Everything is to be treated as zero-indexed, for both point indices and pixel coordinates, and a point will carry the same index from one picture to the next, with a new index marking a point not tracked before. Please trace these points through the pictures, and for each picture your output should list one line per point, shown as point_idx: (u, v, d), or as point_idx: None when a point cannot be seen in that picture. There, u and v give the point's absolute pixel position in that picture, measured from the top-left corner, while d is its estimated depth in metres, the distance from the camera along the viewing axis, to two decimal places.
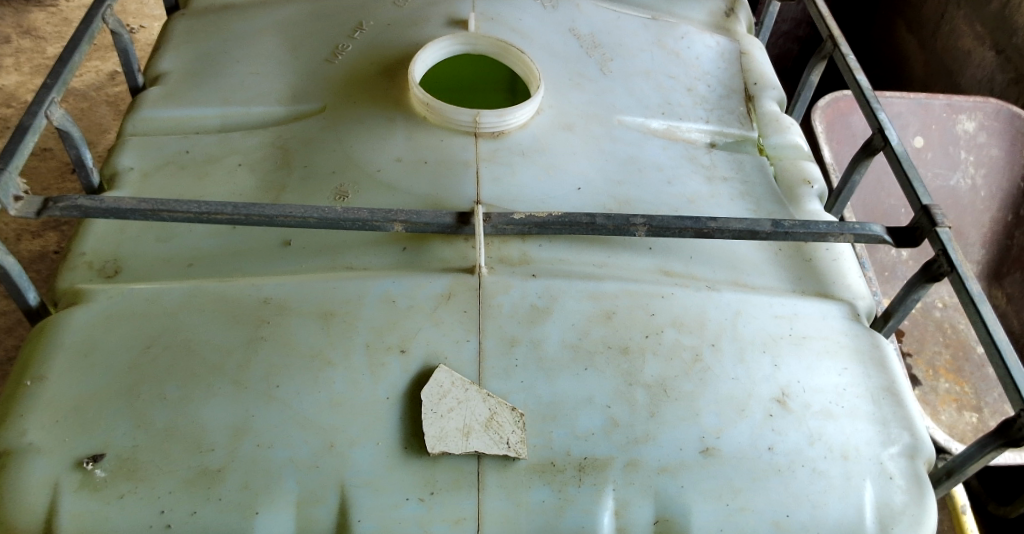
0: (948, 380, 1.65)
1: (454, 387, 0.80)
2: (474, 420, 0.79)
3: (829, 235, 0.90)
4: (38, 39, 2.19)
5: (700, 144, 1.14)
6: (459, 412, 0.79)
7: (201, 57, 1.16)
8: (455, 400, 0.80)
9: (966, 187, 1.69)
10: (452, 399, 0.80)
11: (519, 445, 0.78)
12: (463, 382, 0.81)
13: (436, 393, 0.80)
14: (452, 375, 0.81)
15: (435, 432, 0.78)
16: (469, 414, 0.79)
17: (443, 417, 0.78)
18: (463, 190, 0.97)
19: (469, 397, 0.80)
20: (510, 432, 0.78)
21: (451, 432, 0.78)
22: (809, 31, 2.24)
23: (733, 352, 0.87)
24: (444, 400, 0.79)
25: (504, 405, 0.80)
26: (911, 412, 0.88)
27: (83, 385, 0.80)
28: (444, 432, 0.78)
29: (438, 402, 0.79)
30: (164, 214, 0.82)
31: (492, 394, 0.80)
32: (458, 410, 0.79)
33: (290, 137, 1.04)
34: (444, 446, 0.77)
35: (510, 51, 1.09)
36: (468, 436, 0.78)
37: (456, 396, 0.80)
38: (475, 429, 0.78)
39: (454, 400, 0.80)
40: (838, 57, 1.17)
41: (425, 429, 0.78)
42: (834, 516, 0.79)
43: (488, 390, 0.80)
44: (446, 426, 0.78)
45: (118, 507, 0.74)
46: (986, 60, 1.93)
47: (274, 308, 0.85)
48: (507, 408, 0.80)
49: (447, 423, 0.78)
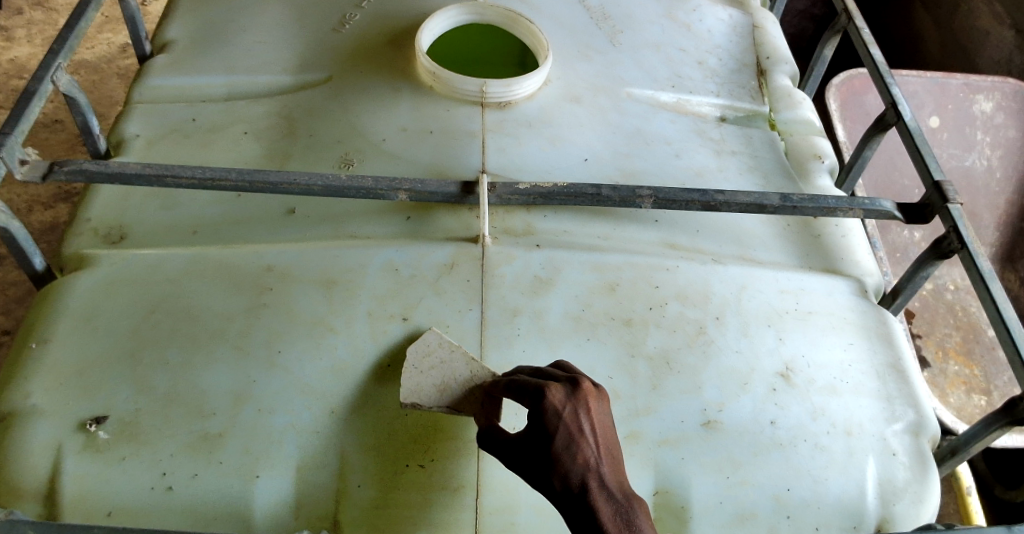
0: (957, 363, 1.64)
1: (442, 346, 0.79)
2: (452, 381, 0.77)
3: (839, 210, 0.89)
4: (50, 11, 2.18)
5: (710, 118, 1.13)
6: (439, 370, 0.77)
7: (207, 24, 1.15)
8: (438, 360, 0.78)
9: (982, 168, 1.65)
10: (435, 359, 0.78)
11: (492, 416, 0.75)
12: (452, 343, 0.79)
13: (421, 351, 0.79)
14: (441, 336, 0.80)
15: (410, 384, 0.77)
16: (450, 374, 0.77)
17: (421, 372, 0.77)
18: (468, 160, 0.97)
19: (455, 357, 0.78)
20: None
21: (426, 387, 0.77)
22: (824, 9, 2.20)
23: (737, 325, 0.86)
24: (428, 357, 0.78)
25: (485, 371, 0.77)
26: (917, 390, 0.87)
27: (86, 348, 0.80)
28: (421, 387, 0.77)
29: (422, 355, 0.78)
30: (168, 180, 0.81)
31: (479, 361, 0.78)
32: (439, 367, 0.77)
33: (295, 105, 1.04)
34: (413, 399, 0.76)
35: (517, 21, 1.07)
36: (442, 394, 0.76)
37: (440, 357, 0.78)
38: (451, 389, 0.76)
39: (438, 357, 0.78)
40: (852, 30, 1.15)
41: (402, 381, 0.77)
42: (835, 491, 0.79)
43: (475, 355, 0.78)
44: (422, 381, 0.77)
45: (120, 469, 0.74)
46: (1005, 40, 1.89)
47: (277, 275, 0.85)
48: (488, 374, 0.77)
49: (425, 379, 0.77)
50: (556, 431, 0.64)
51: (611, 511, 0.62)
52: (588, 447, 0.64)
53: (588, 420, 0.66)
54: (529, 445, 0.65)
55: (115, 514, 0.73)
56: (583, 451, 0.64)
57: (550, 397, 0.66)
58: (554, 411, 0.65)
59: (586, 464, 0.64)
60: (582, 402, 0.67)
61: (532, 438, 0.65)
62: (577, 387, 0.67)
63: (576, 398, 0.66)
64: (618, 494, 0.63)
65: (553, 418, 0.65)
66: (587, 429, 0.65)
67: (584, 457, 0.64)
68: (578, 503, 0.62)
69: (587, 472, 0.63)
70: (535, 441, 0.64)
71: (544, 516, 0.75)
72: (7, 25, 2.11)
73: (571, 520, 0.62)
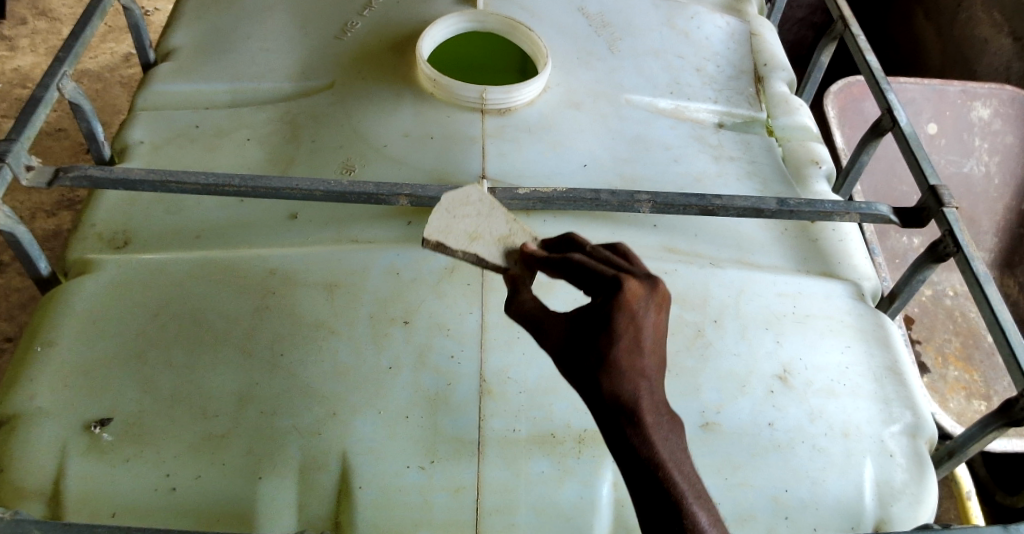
0: (957, 369, 1.64)
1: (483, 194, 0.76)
2: (486, 230, 0.74)
3: (835, 214, 0.89)
4: (54, 21, 2.20)
5: (708, 124, 1.14)
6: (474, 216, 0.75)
7: (212, 32, 1.16)
8: (475, 212, 0.75)
9: (980, 174, 1.67)
10: (472, 207, 0.75)
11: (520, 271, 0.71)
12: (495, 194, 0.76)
13: (459, 200, 0.75)
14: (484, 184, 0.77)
15: (440, 221, 0.73)
16: (486, 227, 0.74)
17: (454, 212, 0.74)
18: (469, 165, 0.98)
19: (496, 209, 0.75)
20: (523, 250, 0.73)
21: (456, 230, 0.73)
22: (824, 18, 2.22)
23: (735, 328, 0.87)
24: (465, 204, 0.75)
25: (525, 232, 0.74)
26: (914, 392, 0.88)
27: (91, 350, 0.81)
28: (450, 230, 0.73)
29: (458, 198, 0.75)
30: (173, 185, 0.80)
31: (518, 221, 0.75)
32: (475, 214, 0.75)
33: (299, 111, 1.05)
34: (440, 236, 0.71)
35: (517, 28, 1.09)
36: (472, 241, 0.73)
37: (478, 206, 0.75)
38: (483, 238, 0.73)
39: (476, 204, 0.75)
40: (849, 37, 1.16)
41: (430, 220, 0.72)
42: (834, 493, 0.79)
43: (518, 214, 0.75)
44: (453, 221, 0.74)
45: (124, 470, 0.75)
46: (1004, 48, 1.90)
47: (280, 279, 0.86)
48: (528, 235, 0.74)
49: (457, 224, 0.73)
50: (622, 331, 0.55)
51: (660, 438, 0.52)
52: (650, 360, 0.55)
53: (657, 326, 0.57)
54: (585, 341, 0.56)
55: (119, 514, 0.73)
56: (644, 363, 0.55)
57: (625, 289, 0.57)
58: (627, 307, 0.56)
59: (644, 379, 0.54)
60: (657, 307, 0.57)
61: (591, 333, 0.56)
62: (656, 288, 0.58)
63: (652, 299, 0.57)
64: (669, 423, 0.53)
65: (623, 313, 0.56)
66: (653, 338, 0.56)
67: (643, 372, 0.55)
68: (626, 418, 0.52)
69: (643, 388, 0.54)
70: (595, 336, 0.56)
71: (545, 517, 0.75)
72: (12, 35, 2.14)
73: (611, 436, 0.53)
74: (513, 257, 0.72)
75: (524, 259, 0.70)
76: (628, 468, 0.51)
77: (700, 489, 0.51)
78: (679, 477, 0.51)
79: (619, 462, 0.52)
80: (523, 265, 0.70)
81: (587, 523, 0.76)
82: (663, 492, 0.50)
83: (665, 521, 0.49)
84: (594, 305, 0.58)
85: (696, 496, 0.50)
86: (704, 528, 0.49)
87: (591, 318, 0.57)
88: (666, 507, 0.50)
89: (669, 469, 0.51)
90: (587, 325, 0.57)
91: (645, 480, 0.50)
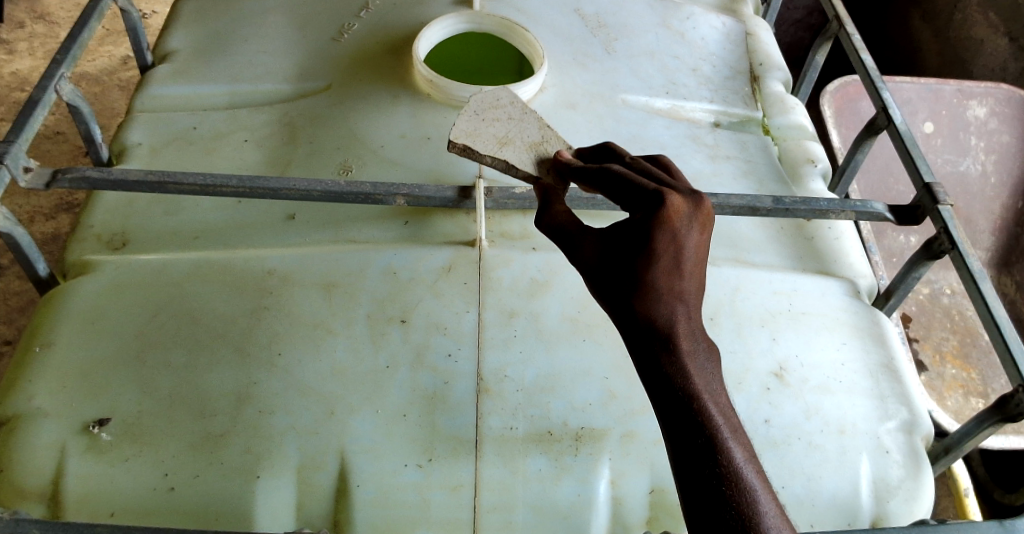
0: (954, 367, 1.64)
1: (513, 104, 0.83)
2: (515, 136, 0.80)
3: (830, 212, 0.90)
4: (51, 24, 2.20)
5: (704, 124, 1.14)
6: (503, 125, 0.81)
7: (210, 34, 1.17)
8: (504, 116, 0.82)
9: (976, 173, 1.67)
10: (503, 113, 0.82)
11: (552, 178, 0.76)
12: (524, 105, 0.83)
13: (490, 106, 0.83)
14: (514, 96, 0.84)
15: (468, 132, 0.80)
16: (514, 131, 0.80)
17: (484, 122, 0.81)
18: (466, 166, 0.99)
19: (525, 119, 0.81)
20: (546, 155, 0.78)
21: (484, 137, 0.80)
22: (820, 19, 2.23)
23: (731, 327, 0.88)
24: (495, 112, 0.82)
25: (557, 138, 0.80)
26: (909, 389, 0.88)
27: (91, 350, 0.82)
28: (479, 134, 0.80)
29: (488, 109, 0.82)
30: (171, 186, 0.80)
31: (549, 128, 0.81)
32: (504, 123, 0.81)
33: (296, 113, 1.05)
34: (468, 142, 0.78)
35: (514, 30, 1.09)
36: (501, 146, 0.79)
37: (510, 113, 0.82)
38: (512, 144, 0.79)
39: (505, 114, 0.82)
40: (844, 37, 1.17)
41: (460, 123, 0.81)
42: (830, 489, 0.79)
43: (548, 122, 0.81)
44: (481, 130, 0.80)
45: (123, 469, 0.75)
46: (1000, 48, 1.91)
47: (278, 279, 0.86)
48: (559, 141, 0.80)
49: (485, 129, 0.80)
50: (662, 250, 0.55)
51: (696, 366, 0.51)
52: (690, 284, 0.55)
53: (698, 244, 0.57)
54: (623, 259, 0.56)
55: (118, 514, 0.74)
56: (683, 285, 0.55)
57: (668, 206, 0.57)
58: (669, 225, 0.56)
59: (682, 302, 0.54)
60: (700, 228, 0.57)
61: (630, 252, 0.56)
62: (700, 207, 0.58)
63: (695, 217, 0.57)
64: (706, 351, 0.53)
65: (664, 231, 0.56)
66: (694, 258, 0.56)
67: (681, 296, 0.54)
68: (662, 342, 0.52)
69: (681, 313, 0.53)
70: (634, 255, 0.56)
71: (542, 514, 0.76)
72: (9, 38, 2.14)
73: (644, 360, 0.52)
74: (546, 164, 0.77)
75: (557, 169, 0.75)
76: (661, 396, 0.50)
77: (736, 424, 0.50)
78: (715, 409, 0.50)
79: (650, 389, 0.51)
80: (554, 177, 0.75)
81: (584, 520, 0.76)
82: (696, 422, 0.49)
83: (696, 453, 0.48)
84: (635, 221, 0.58)
85: (732, 430, 0.49)
86: (739, 464, 0.48)
87: (631, 234, 0.57)
88: (698, 436, 0.49)
89: (704, 400, 0.50)
90: (627, 243, 0.57)
91: (679, 408, 0.50)
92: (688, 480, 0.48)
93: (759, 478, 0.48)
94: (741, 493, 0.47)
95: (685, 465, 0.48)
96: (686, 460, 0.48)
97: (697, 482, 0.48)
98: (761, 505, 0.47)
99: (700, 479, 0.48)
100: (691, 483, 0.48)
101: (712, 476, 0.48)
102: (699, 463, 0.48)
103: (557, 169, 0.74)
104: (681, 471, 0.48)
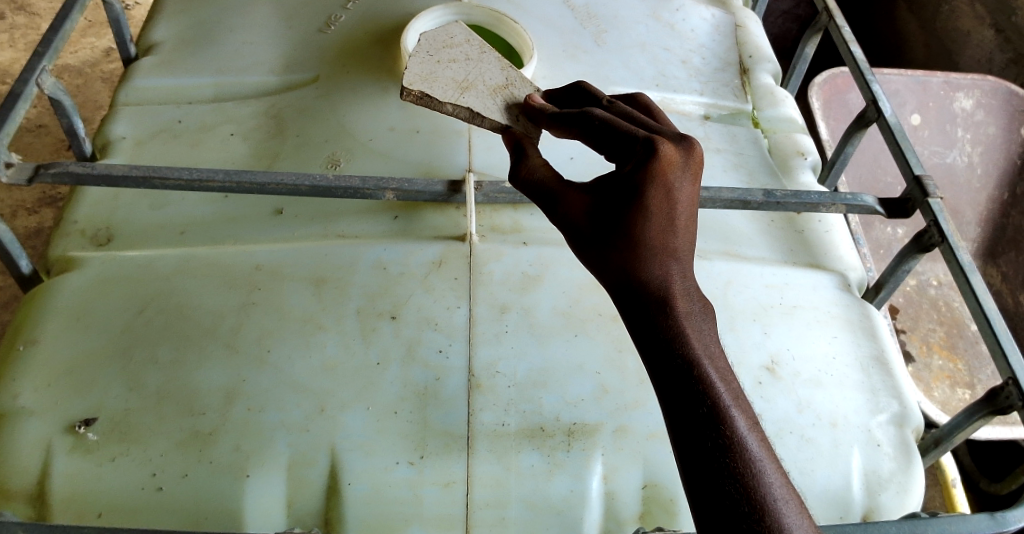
0: (941, 357, 1.66)
1: (467, 44, 0.83)
2: (475, 80, 0.80)
3: (822, 205, 0.88)
4: (33, 16, 2.16)
5: (694, 116, 1.13)
6: (461, 67, 0.81)
7: (195, 25, 1.15)
8: (460, 56, 0.82)
9: (962, 164, 1.68)
10: (461, 53, 0.82)
11: (521, 122, 0.77)
12: (480, 45, 0.83)
13: (444, 45, 0.82)
14: (468, 35, 0.83)
15: (424, 76, 0.80)
16: (470, 73, 0.81)
17: (440, 64, 0.81)
18: (455, 158, 0.98)
19: (483, 60, 0.82)
20: (510, 100, 0.79)
21: (442, 81, 0.80)
22: (809, 11, 2.23)
23: (724, 320, 0.88)
24: (449, 52, 0.82)
25: (521, 80, 0.81)
26: (900, 382, 0.89)
27: (76, 347, 0.80)
28: (438, 78, 0.80)
29: (441, 50, 0.82)
30: (156, 181, 0.78)
31: (511, 69, 0.82)
32: (462, 65, 0.81)
33: (284, 105, 1.04)
34: (426, 89, 0.78)
35: (503, 21, 1.07)
36: (462, 91, 0.79)
37: (467, 53, 0.82)
38: (473, 89, 0.79)
39: (462, 55, 0.82)
40: (834, 28, 1.16)
41: (415, 68, 0.80)
42: (823, 483, 0.80)
43: (508, 62, 0.82)
44: (438, 74, 0.80)
45: (111, 468, 0.74)
46: (986, 40, 1.92)
47: (267, 274, 0.86)
48: (523, 83, 0.81)
49: (442, 73, 0.80)
50: (655, 207, 0.56)
51: (694, 329, 0.53)
52: (682, 241, 0.57)
53: (689, 193, 0.58)
54: (615, 220, 0.57)
55: (105, 514, 0.73)
56: (677, 243, 0.56)
57: (659, 157, 0.57)
58: (661, 179, 0.57)
59: (675, 261, 0.56)
60: (692, 177, 0.58)
61: (622, 210, 0.57)
62: (690, 154, 0.58)
63: (688, 166, 0.58)
64: (701, 312, 0.54)
65: (656, 186, 0.56)
66: (687, 211, 0.57)
67: (675, 255, 0.56)
68: (658, 309, 0.53)
69: (675, 273, 0.55)
70: (627, 213, 0.56)
71: (535, 510, 0.75)
72: None
73: (642, 326, 0.53)
74: (513, 113, 0.78)
75: (529, 113, 0.75)
76: (662, 365, 0.51)
77: (736, 389, 0.52)
78: (715, 375, 0.51)
79: (648, 356, 0.52)
80: (524, 124, 0.77)
81: (577, 517, 0.76)
82: (696, 391, 0.50)
83: (698, 423, 0.50)
84: (623, 174, 0.58)
85: (733, 397, 0.51)
86: (741, 432, 0.50)
87: (622, 189, 0.57)
88: (700, 406, 0.50)
89: (704, 366, 0.51)
90: (617, 199, 0.57)
91: (678, 377, 0.51)
92: (690, 451, 0.50)
93: (760, 444, 0.50)
94: (743, 460, 0.49)
95: (687, 436, 0.50)
96: (688, 431, 0.50)
97: (700, 453, 0.49)
98: (764, 472, 0.49)
99: (702, 451, 0.49)
100: (693, 455, 0.49)
101: (715, 446, 0.49)
102: (702, 433, 0.50)
103: (530, 116, 0.75)
104: (682, 442, 0.50)
